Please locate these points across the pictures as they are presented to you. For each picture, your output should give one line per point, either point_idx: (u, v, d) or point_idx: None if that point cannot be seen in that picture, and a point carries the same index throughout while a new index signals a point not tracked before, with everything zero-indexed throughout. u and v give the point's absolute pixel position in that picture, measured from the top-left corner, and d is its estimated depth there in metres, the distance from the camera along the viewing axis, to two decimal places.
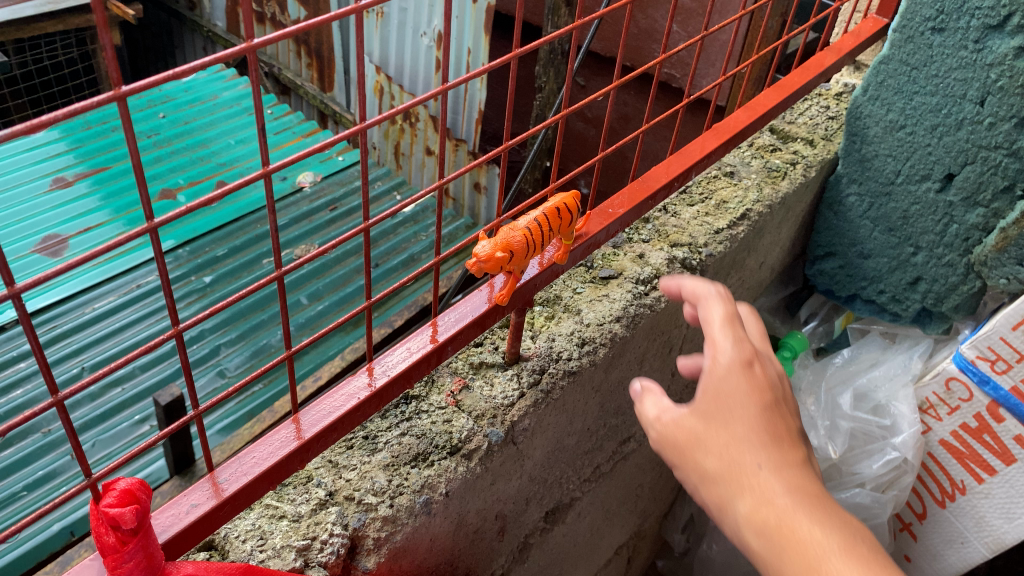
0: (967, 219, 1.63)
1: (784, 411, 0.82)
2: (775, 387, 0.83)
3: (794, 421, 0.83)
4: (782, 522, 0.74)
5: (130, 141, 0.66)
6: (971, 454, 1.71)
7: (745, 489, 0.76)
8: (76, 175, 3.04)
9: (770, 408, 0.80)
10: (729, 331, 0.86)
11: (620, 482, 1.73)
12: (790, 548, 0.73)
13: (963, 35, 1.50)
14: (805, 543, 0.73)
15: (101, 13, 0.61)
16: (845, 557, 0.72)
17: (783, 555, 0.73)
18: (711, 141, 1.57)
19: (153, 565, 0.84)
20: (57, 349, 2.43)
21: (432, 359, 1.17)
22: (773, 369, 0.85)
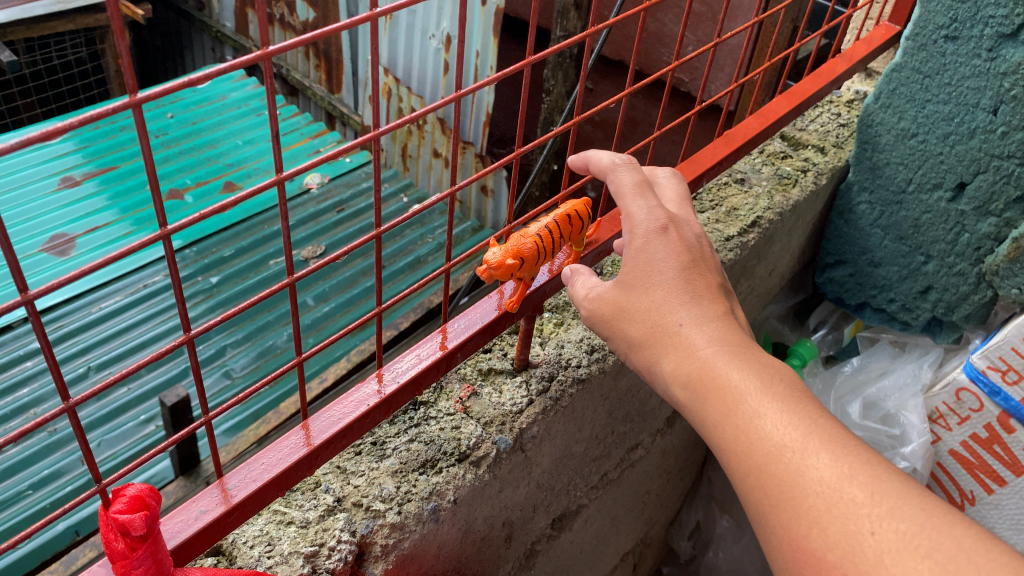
0: (979, 228, 1.63)
1: (703, 269, 0.94)
2: (697, 254, 0.95)
3: (720, 285, 0.94)
4: (703, 367, 0.85)
5: (145, 148, 0.66)
6: (981, 465, 1.70)
7: (670, 346, 0.88)
8: (84, 175, 3.04)
9: (682, 267, 0.93)
10: (641, 201, 0.98)
11: (627, 489, 1.72)
12: (711, 389, 0.84)
13: (976, 43, 1.49)
14: (722, 381, 0.83)
15: (117, 19, 0.60)
16: (756, 388, 0.82)
17: (703, 399, 0.84)
18: (722, 148, 1.56)
19: (162, 571, 0.83)
20: (63, 349, 2.44)
21: (441, 366, 1.16)
22: (690, 233, 0.97)
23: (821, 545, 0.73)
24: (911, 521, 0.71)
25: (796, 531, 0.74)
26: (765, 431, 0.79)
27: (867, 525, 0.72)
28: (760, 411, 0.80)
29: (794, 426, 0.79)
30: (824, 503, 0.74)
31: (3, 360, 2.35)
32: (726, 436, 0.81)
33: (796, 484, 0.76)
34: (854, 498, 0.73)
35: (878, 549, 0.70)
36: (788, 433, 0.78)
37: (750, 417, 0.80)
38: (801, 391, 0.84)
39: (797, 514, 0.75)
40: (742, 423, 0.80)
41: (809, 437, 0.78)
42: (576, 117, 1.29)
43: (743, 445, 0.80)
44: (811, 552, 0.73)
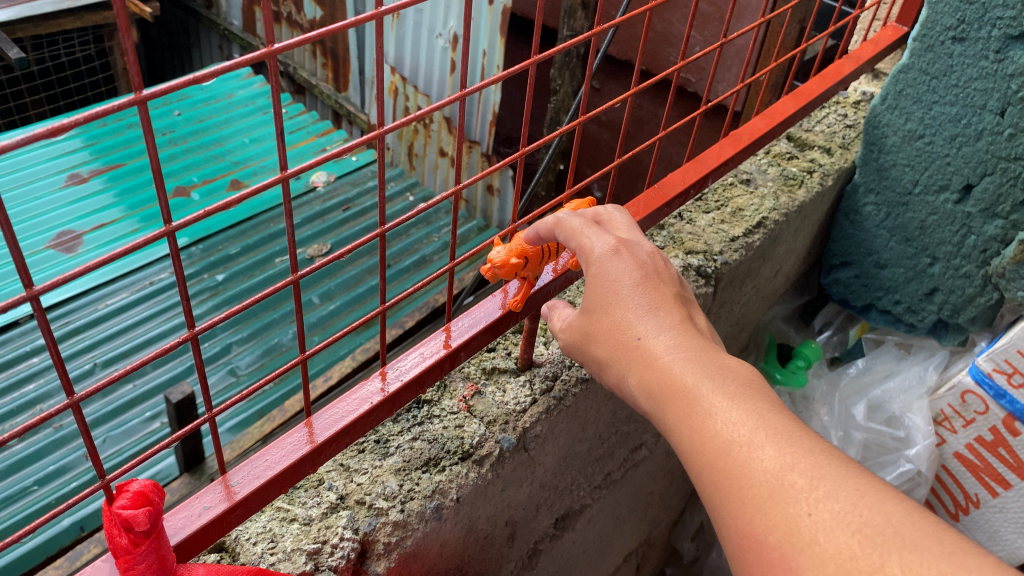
0: (986, 231, 1.62)
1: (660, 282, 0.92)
2: (654, 265, 0.93)
3: (678, 294, 0.92)
4: (660, 372, 0.82)
5: (149, 145, 0.66)
6: (986, 468, 1.70)
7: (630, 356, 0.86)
8: (91, 172, 3.05)
9: (636, 282, 0.91)
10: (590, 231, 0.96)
11: (630, 489, 1.72)
12: (668, 393, 0.81)
13: (984, 45, 1.49)
14: (677, 383, 0.81)
15: (123, 17, 0.60)
16: (710, 388, 0.79)
17: (660, 404, 0.82)
18: (728, 149, 1.56)
19: (165, 567, 0.83)
20: (69, 345, 2.44)
21: (445, 364, 1.16)
22: (642, 249, 0.95)
23: (762, 531, 0.70)
24: (850, 503, 0.68)
25: (741, 520, 0.71)
26: (714, 428, 0.76)
27: (805, 508, 0.69)
28: (710, 408, 0.77)
29: (742, 421, 0.75)
30: (767, 492, 0.71)
31: (9, 357, 2.36)
32: (679, 438, 0.79)
33: (740, 476, 0.72)
34: (796, 485, 0.70)
35: (816, 530, 0.67)
36: (736, 428, 0.75)
37: (702, 416, 0.77)
38: (760, 387, 0.81)
39: (742, 504, 0.72)
40: (693, 421, 0.78)
41: (756, 431, 0.74)
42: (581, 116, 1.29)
43: (695, 445, 0.77)
44: (753, 539, 0.70)
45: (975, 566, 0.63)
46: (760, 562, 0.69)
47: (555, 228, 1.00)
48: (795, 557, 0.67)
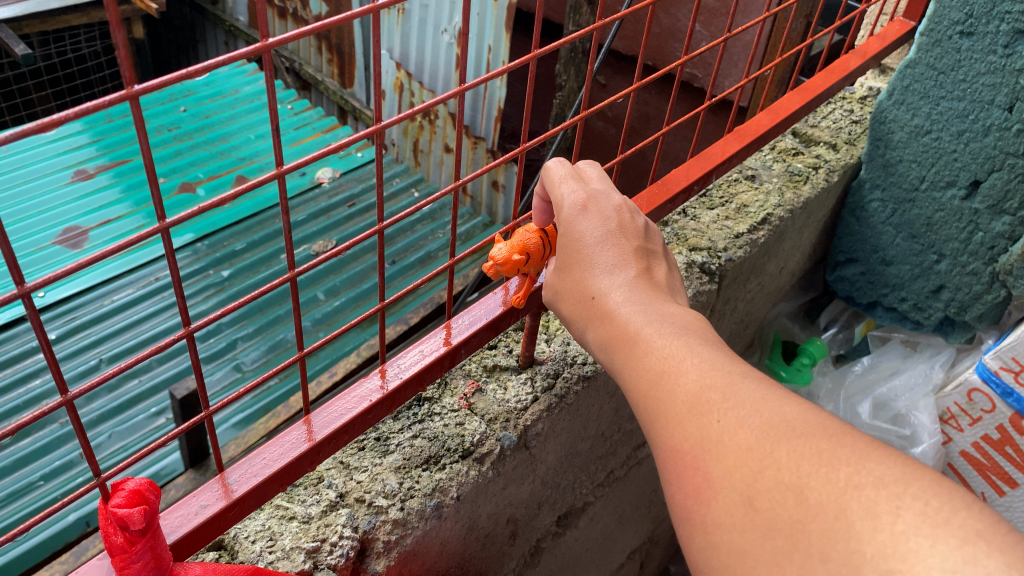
0: (993, 227, 1.61)
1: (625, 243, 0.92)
2: (619, 221, 0.93)
3: (640, 249, 0.92)
4: (612, 320, 0.85)
5: (142, 141, 0.65)
6: (993, 467, 1.68)
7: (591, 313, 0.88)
8: (97, 167, 3.05)
9: (599, 240, 0.92)
10: (567, 185, 0.96)
11: (634, 487, 1.71)
12: (617, 340, 0.83)
13: (992, 39, 1.47)
14: (621, 326, 0.83)
15: (114, 13, 0.60)
16: (651, 328, 0.81)
17: (612, 352, 0.84)
18: (732, 145, 1.55)
19: (161, 565, 0.83)
20: (75, 341, 2.44)
21: (445, 362, 1.16)
22: (608, 202, 0.95)
23: (678, 440, 0.71)
24: (752, 406, 0.69)
25: (663, 436, 0.73)
26: (650, 362, 0.78)
27: (715, 415, 0.70)
28: (647, 344, 0.80)
29: (673, 350, 0.77)
30: (684, 406, 0.72)
31: (15, 352, 2.36)
32: (625, 377, 0.81)
33: (664, 398, 0.74)
34: (711, 397, 0.71)
35: (722, 432, 0.69)
36: (665, 358, 0.77)
37: (642, 353, 0.80)
38: (703, 328, 0.82)
39: (664, 420, 0.73)
40: (636, 360, 0.80)
41: (684, 357, 0.76)
42: (584, 111, 1.27)
43: (635, 382, 0.79)
44: (671, 450, 0.72)
45: (852, 445, 0.64)
46: (675, 471, 0.71)
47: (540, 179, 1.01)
48: (702, 458, 0.69)
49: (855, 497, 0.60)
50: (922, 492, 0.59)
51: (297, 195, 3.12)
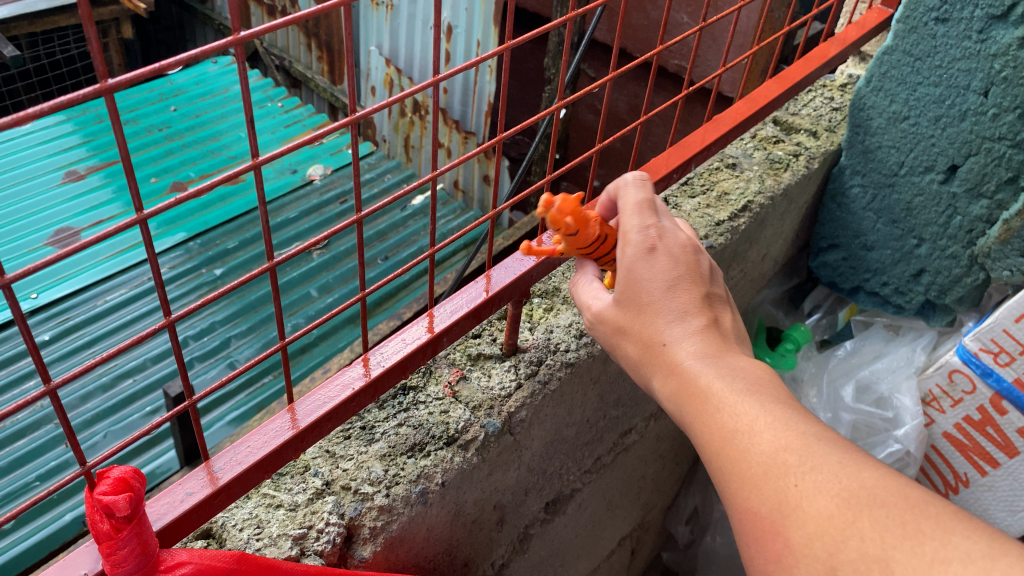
0: (971, 211, 1.62)
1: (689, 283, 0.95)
2: (686, 262, 0.96)
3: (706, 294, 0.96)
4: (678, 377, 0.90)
5: (116, 134, 0.68)
6: (975, 447, 1.70)
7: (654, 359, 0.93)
8: (88, 168, 3.05)
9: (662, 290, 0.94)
10: (638, 217, 0.99)
11: (621, 473, 1.73)
12: (686, 393, 0.89)
13: (967, 25, 1.49)
14: (690, 378, 0.89)
15: (84, 9, 0.61)
16: (722, 383, 0.87)
17: (681, 398, 0.90)
18: (711, 132, 1.56)
19: (147, 553, 0.85)
20: (69, 342, 2.46)
21: (427, 350, 1.17)
22: (674, 240, 0.98)
23: (757, 503, 0.79)
24: (830, 472, 0.77)
25: (741, 496, 0.81)
26: (722, 422, 0.84)
27: (792, 480, 0.78)
28: (716, 403, 0.86)
29: (744, 410, 0.84)
30: (764, 474, 0.79)
31: (10, 354, 2.37)
32: (695, 428, 0.88)
33: (742, 460, 0.81)
34: (787, 462, 0.79)
35: (800, 498, 0.76)
36: (738, 417, 0.84)
37: (712, 411, 0.86)
38: (771, 384, 0.88)
39: (741, 480, 0.81)
40: (706, 417, 0.86)
41: (758, 422, 0.83)
42: (563, 100, 1.30)
43: (706, 438, 0.86)
44: (750, 511, 0.80)
45: (932, 516, 0.72)
46: (755, 531, 0.79)
47: (621, 189, 1.06)
48: (785, 526, 0.77)
49: (941, 570, 0.68)
50: (1010, 567, 0.66)
51: (289, 193, 3.13)
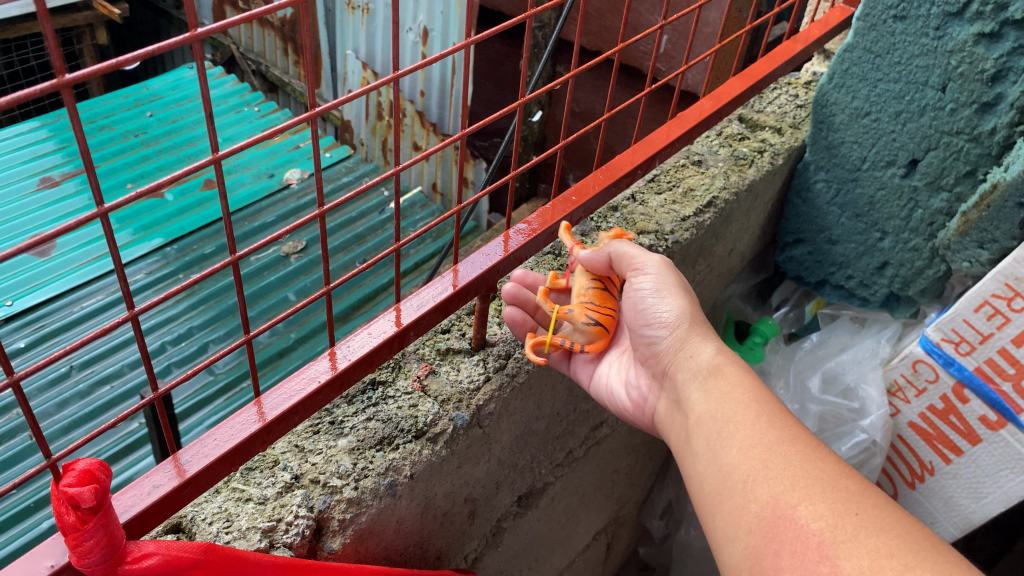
0: (931, 204, 1.66)
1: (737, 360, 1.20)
2: None
3: None
4: (741, 402, 1.06)
5: (76, 130, 0.70)
6: (939, 435, 1.73)
7: (713, 379, 1.11)
8: (63, 174, 3.04)
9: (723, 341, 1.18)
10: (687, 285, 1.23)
11: (594, 467, 1.75)
12: (747, 418, 1.04)
13: (924, 22, 1.52)
14: (758, 409, 1.05)
15: (41, 9, 0.62)
16: (791, 425, 1.03)
17: (741, 414, 1.05)
18: (676, 129, 1.60)
19: (114, 544, 0.86)
20: (45, 349, 2.45)
21: (394, 344, 1.19)
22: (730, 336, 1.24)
23: (810, 516, 0.91)
24: (885, 515, 0.89)
25: (790, 504, 0.93)
26: (781, 447, 0.99)
27: (851, 510, 0.90)
28: (777, 433, 1.01)
29: (808, 447, 0.99)
30: (821, 496, 0.92)
31: None
32: (750, 441, 1.01)
33: (798, 479, 0.95)
34: (845, 491, 0.92)
35: (857, 526, 0.88)
36: (802, 449, 0.98)
37: (775, 435, 1.01)
38: None
39: (796, 492, 0.94)
40: (768, 436, 1.01)
41: (816, 457, 0.97)
42: (528, 98, 1.32)
43: (759, 454, 0.99)
44: (798, 518, 0.91)
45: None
46: (796, 536, 0.90)
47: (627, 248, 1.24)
48: (833, 540, 0.88)
49: None
50: None
51: (266, 197, 3.13)
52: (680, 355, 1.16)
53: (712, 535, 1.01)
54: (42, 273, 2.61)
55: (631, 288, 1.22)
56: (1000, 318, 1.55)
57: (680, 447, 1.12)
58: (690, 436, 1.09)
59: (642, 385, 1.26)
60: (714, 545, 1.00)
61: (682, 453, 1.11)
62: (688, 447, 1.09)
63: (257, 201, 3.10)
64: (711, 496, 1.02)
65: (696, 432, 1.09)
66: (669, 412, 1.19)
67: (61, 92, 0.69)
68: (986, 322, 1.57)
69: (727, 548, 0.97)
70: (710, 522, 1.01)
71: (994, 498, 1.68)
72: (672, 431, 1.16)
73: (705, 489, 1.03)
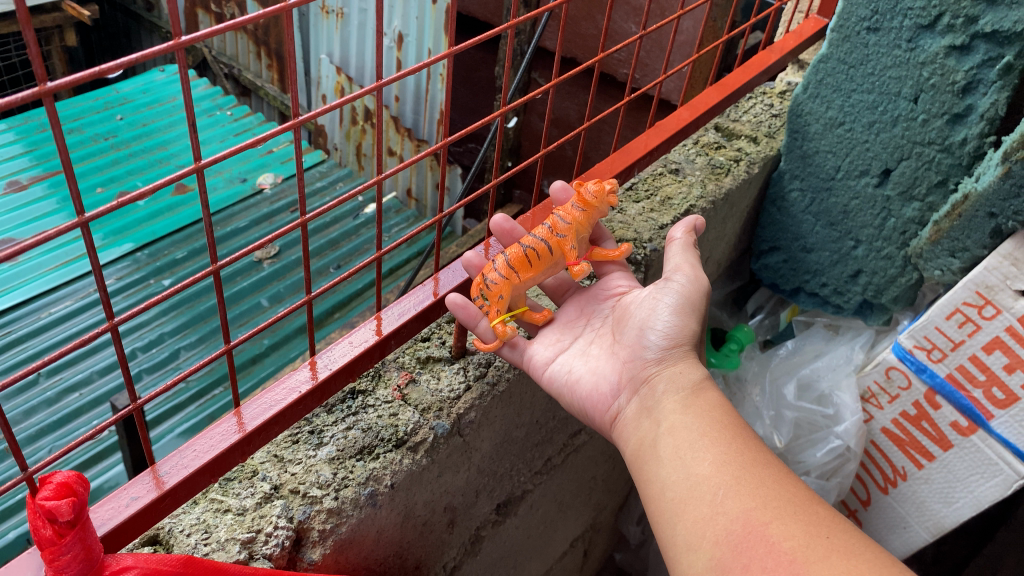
0: (904, 213, 1.68)
1: None
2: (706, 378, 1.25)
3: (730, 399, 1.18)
4: (717, 420, 1.07)
5: (58, 139, 0.69)
6: (912, 441, 1.76)
7: (694, 398, 1.11)
8: (30, 178, 2.99)
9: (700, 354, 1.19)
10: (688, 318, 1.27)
11: (572, 474, 1.75)
12: (721, 435, 1.05)
13: (897, 34, 1.55)
14: (731, 427, 1.07)
15: (22, 13, 0.61)
16: (764, 446, 1.05)
17: (716, 429, 1.06)
18: (654, 138, 1.62)
19: (92, 558, 0.85)
20: (13, 355, 2.41)
21: (375, 353, 1.20)
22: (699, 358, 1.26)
23: (782, 534, 0.93)
24: (857, 542, 0.93)
25: (761, 520, 0.94)
26: (754, 468, 1.00)
27: (823, 532, 0.93)
28: (750, 452, 1.03)
29: (780, 468, 1.01)
30: (794, 517, 0.94)
31: None
32: (722, 454, 1.02)
33: (771, 499, 0.97)
34: (815, 515, 0.95)
35: (829, 548, 0.91)
36: (775, 470, 1.01)
37: (748, 453, 1.02)
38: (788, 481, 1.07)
39: (767, 511, 0.95)
40: (741, 453, 1.02)
41: (787, 481, 1.00)
42: (512, 102, 1.33)
43: (733, 471, 1.00)
44: (770, 536, 0.93)
45: None
46: (765, 554, 0.91)
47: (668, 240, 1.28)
48: (805, 560, 0.90)
49: None
50: None
51: (238, 203, 3.10)
52: (669, 369, 1.16)
53: (669, 544, 1.00)
54: (9, 279, 2.56)
55: (659, 290, 1.22)
56: (971, 325, 1.58)
57: (639, 454, 1.11)
58: (656, 443, 1.09)
59: (613, 379, 1.20)
60: (671, 553, 1.00)
61: (642, 460, 1.10)
62: (652, 453, 1.08)
63: (230, 206, 3.07)
64: (673, 503, 1.01)
65: (664, 441, 1.08)
66: (634, 419, 1.15)
67: (42, 101, 0.68)
68: (958, 330, 1.60)
69: (687, 557, 0.97)
70: (668, 530, 1.01)
71: (965, 503, 1.70)
72: (635, 435, 1.13)
73: (668, 496, 1.02)
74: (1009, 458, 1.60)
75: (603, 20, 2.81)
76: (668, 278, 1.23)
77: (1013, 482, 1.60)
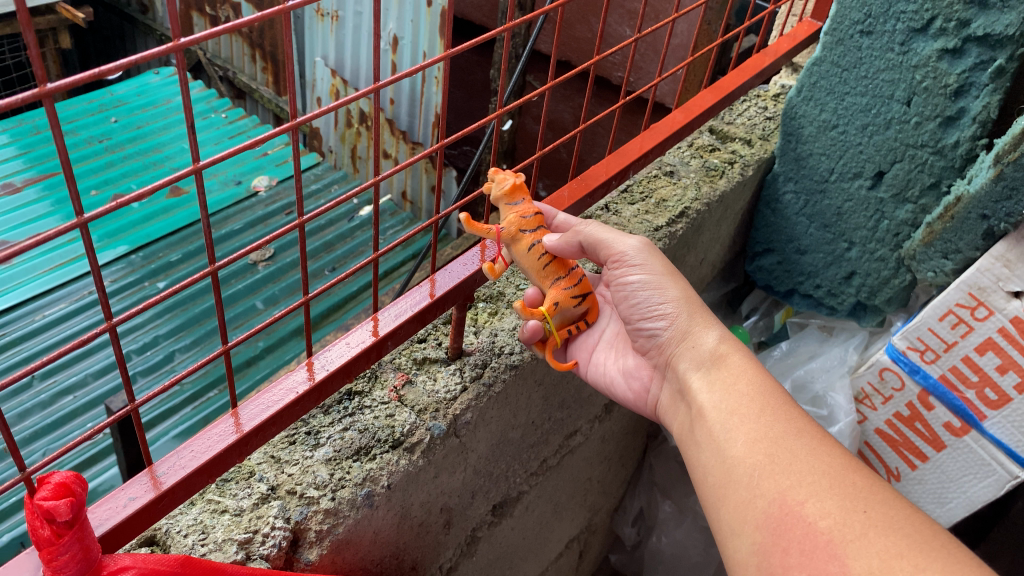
0: (897, 216, 1.69)
1: None
2: None
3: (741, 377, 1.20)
4: (744, 393, 1.09)
5: (57, 140, 0.70)
6: (904, 442, 1.77)
7: (717, 370, 1.14)
8: (25, 181, 2.98)
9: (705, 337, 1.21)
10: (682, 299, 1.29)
11: (568, 476, 1.76)
12: (751, 411, 1.06)
13: (890, 37, 1.56)
14: (765, 400, 1.07)
15: (23, 15, 0.61)
16: (799, 415, 1.05)
17: (746, 404, 1.07)
18: (649, 141, 1.63)
19: (89, 558, 0.85)
20: (6, 359, 2.40)
21: (372, 354, 1.20)
22: None
23: (820, 513, 0.92)
24: (896, 512, 0.91)
25: (796, 500, 0.94)
26: (786, 442, 1.00)
27: (861, 508, 0.92)
28: (783, 426, 1.03)
29: (814, 439, 1.01)
30: (829, 492, 0.94)
31: None
32: (753, 432, 1.03)
33: (805, 475, 0.96)
34: (851, 488, 0.94)
35: (867, 525, 0.90)
36: (809, 442, 1.00)
37: (780, 427, 1.03)
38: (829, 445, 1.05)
39: (803, 489, 0.95)
40: (772, 428, 1.03)
41: (823, 452, 0.99)
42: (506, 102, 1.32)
43: (765, 448, 1.01)
44: (808, 517, 0.93)
45: None
46: (805, 535, 0.92)
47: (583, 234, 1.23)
48: (842, 540, 0.89)
49: None
50: None
51: (233, 205, 3.10)
52: (683, 346, 1.19)
53: (716, 528, 1.03)
54: (4, 281, 2.57)
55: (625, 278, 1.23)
56: (964, 326, 1.59)
57: (683, 437, 1.16)
58: (695, 428, 1.12)
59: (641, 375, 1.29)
60: (719, 537, 1.02)
61: (686, 444, 1.14)
62: (692, 437, 1.12)
63: (225, 209, 3.07)
64: (715, 488, 1.04)
65: (699, 424, 1.11)
66: (670, 404, 1.23)
67: (41, 101, 0.68)
68: (951, 331, 1.61)
69: (733, 542, 0.99)
70: (714, 514, 1.04)
71: (959, 502, 1.72)
72: (675, 419, 1.20)
73: (710, 480, 1.05)
74: (1000, 458, 1.62)
75: (598, 23, 2.82)
76: (618, 270, 1.24)
77: (1006, 482, 1.63)
